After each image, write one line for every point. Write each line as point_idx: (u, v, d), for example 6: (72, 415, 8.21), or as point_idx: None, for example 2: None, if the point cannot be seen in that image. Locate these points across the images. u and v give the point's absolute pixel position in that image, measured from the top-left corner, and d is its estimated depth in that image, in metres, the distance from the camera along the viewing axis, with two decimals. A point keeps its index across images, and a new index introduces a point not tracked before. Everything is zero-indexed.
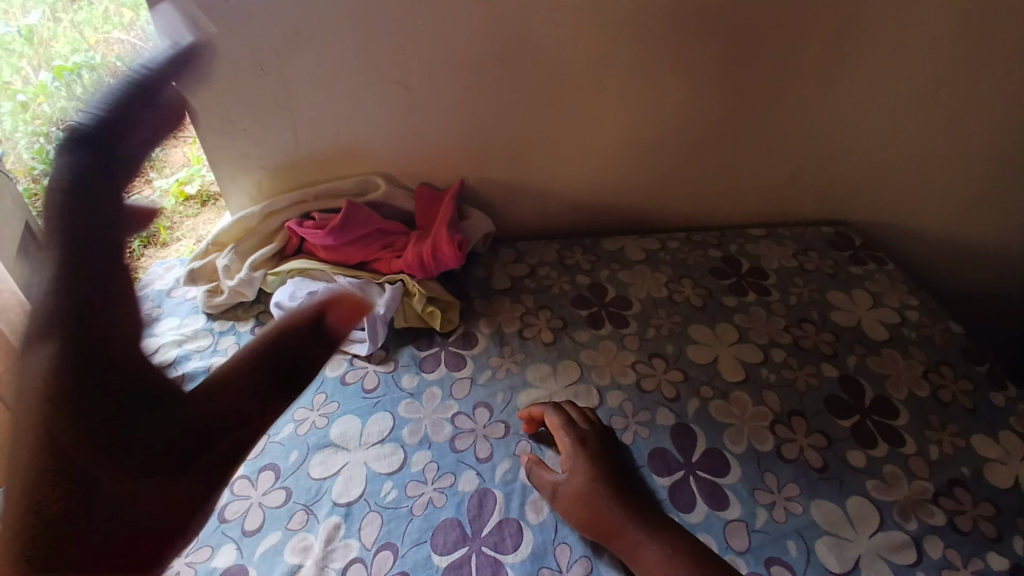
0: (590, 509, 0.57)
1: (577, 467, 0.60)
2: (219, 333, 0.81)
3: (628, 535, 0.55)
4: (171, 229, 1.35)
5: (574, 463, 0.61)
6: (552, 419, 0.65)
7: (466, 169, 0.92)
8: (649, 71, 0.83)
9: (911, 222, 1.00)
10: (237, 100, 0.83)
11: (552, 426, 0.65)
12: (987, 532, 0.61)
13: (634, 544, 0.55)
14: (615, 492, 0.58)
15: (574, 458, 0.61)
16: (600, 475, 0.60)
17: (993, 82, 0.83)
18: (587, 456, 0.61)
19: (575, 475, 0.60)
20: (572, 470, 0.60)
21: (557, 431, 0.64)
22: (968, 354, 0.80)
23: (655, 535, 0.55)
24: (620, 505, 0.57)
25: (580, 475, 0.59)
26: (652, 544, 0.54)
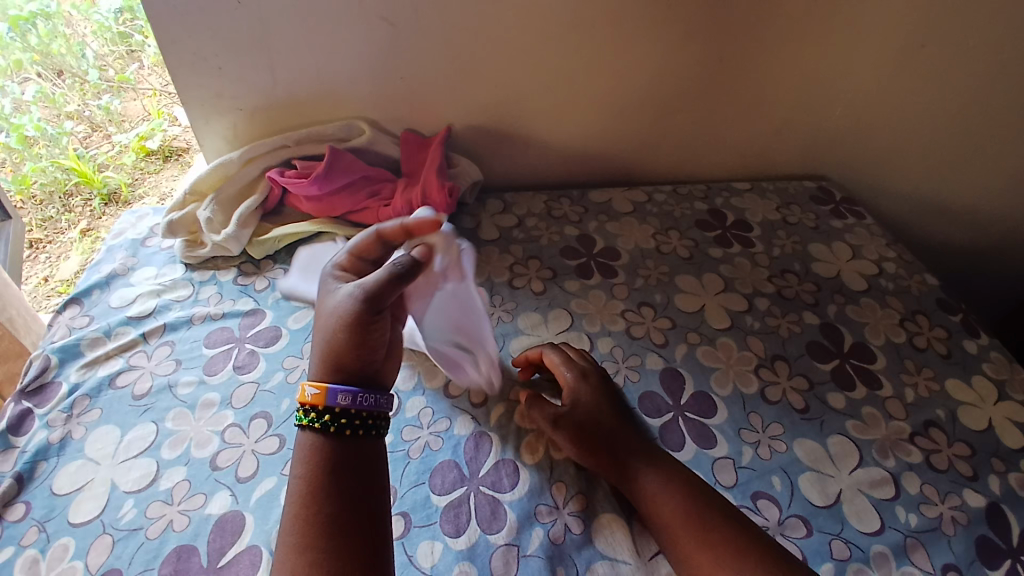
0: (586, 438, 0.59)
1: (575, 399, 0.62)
2: (200, 283, 0.78)
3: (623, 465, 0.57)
4: (134, 185, 1.29)
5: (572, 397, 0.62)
6: (551, 356, 0.66)
7: (453, 115, 0.90)
8: (642, 15, 0.81)
9: (890, 177, 1.02)
10: (210, 35, 0.79)
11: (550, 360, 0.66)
12: (963, 471, 0.65)
13: (635, 473, 0.56)
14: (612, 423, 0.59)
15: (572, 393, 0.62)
16: (600, 407, 0.61)
17: (979, 38, 0.84)
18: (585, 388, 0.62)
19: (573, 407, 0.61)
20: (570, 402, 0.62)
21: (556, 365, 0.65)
22: (943, 304, 0.83)
23: (655, 463, 0.56)
24: (620, 436, 0.59)
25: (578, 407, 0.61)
26: (646, 474, 0.56)
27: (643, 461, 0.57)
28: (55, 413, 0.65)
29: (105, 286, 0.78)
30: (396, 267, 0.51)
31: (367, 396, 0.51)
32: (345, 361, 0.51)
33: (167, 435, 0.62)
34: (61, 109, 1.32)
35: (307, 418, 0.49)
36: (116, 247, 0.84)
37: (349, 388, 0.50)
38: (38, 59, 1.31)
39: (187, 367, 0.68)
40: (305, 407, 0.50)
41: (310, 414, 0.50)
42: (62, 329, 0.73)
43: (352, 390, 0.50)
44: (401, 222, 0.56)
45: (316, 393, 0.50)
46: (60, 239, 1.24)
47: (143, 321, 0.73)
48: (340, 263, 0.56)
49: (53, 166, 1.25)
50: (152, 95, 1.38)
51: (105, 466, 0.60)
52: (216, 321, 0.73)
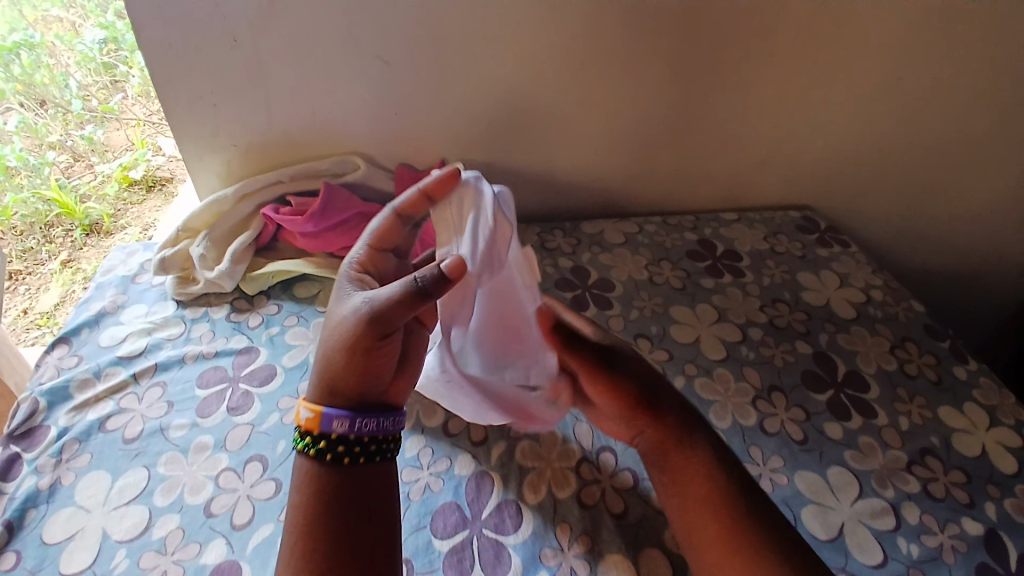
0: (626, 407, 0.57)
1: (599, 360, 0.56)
2: (192, 321, 0.77)
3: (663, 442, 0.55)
4: (115, 217, 1.29)
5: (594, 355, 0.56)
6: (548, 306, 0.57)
7: (447, 150, 0.91)
8: (632, 55, 0.83)
9: (872, 207, 1.04)
10: (207, 73, 0.79)
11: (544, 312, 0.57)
12: (961, 498, 0.65)
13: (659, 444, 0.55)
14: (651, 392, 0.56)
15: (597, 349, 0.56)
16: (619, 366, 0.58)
17: (951, 76, 0.87)
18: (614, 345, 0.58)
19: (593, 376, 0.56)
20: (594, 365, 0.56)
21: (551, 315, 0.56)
22: (931, 331, 0.85)
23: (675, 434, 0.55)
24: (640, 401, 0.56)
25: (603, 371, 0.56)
26: (685, 456, 0.54)
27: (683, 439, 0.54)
28: (44, 458, 0.62)
29: (94, 325, 0.76)
30: (411, 288, 0.46)
31: (368, 420, 0.49)
32: (347, 381, 0.49)
33: (160, 481, 0.60)
34: (44, 139, 1.25)
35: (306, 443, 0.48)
36: (106, 284, 0.82)
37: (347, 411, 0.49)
38: (20, 90, 1.19)
39: (180, 409, 0.67)
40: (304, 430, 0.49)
41: (305, 440, 0.48)
42: (51, 369, 0.71)
43: (348, 415, 0.48)
44: (419, 189, 0.53)
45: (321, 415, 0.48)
46: (39, 270, 1.21)
47: (134, 361, 0.72)
48: (361, 259, 0.53)
49: (34, 197, 1.20)
50: (137, 124, 1.34)
51: (96, 513, 0.58)
52: (209, 361, 0.72)
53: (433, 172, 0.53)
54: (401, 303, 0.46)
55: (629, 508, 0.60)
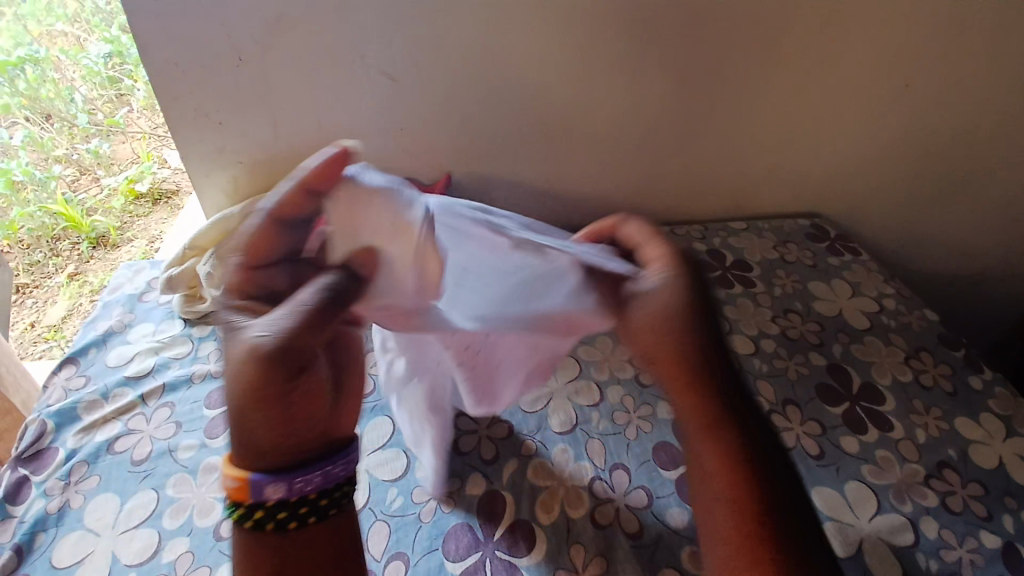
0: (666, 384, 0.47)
1: (666, 320, 0.46)
2: (199, 339, 0.77)
3: (699, 430, 0.45)
4: (122, 229, 1.28)
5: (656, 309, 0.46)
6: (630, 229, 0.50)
7: (453, 164, 0.90)
8: (636, 66, 0.83)
9: (882, 215, 1.03)
10: (213, 90, 0.80)
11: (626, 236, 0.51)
12: (978, 511, 0.64)
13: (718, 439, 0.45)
14: (713, 375, 0.46)
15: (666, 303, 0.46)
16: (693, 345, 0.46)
17: (960, 82, 0.86)
18: (695, 319, 0.46)
19: (638, 329, 0.47)
20: (653, 318, 0.46)
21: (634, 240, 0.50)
22: (945, 340, 0.84)
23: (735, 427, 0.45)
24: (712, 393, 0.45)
25: (654, 327, 0.46)
26: (718, 442, 0.44)
27: (722, 431, 0.45)
28: (52, 480, 0.62)
29: (101, 344, 0.77)
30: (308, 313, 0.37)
31: (295, 480, 0.42)
32: (273, 438, 0.41)
33: (169, 503, 0.60)
34: (50, 153, 1.25)
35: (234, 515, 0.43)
36: (112, 303, 0.83)
37: (269, 475, 0.42)
38: (26, 105, 1.20)
39: (188, 429, 0.67)
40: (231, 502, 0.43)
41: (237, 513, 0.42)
42: (57, 391, 0.72)
43: (284, 481, 0.42)
44: (297, 182, 0.40)
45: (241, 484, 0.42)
46: (46, 283, 1.22)
47: (141, 381, 0.72)
48: (232, 285, 0.41)
49: (41, 212, 1.20)
50: (142, 138, 1.34)
51: (105, 537, 0.58)
52: (217, 380, 0.72)
53: (312, 159, 0.40)
54: (313, 326, 0.37)
55: (644, 527, 0.59)
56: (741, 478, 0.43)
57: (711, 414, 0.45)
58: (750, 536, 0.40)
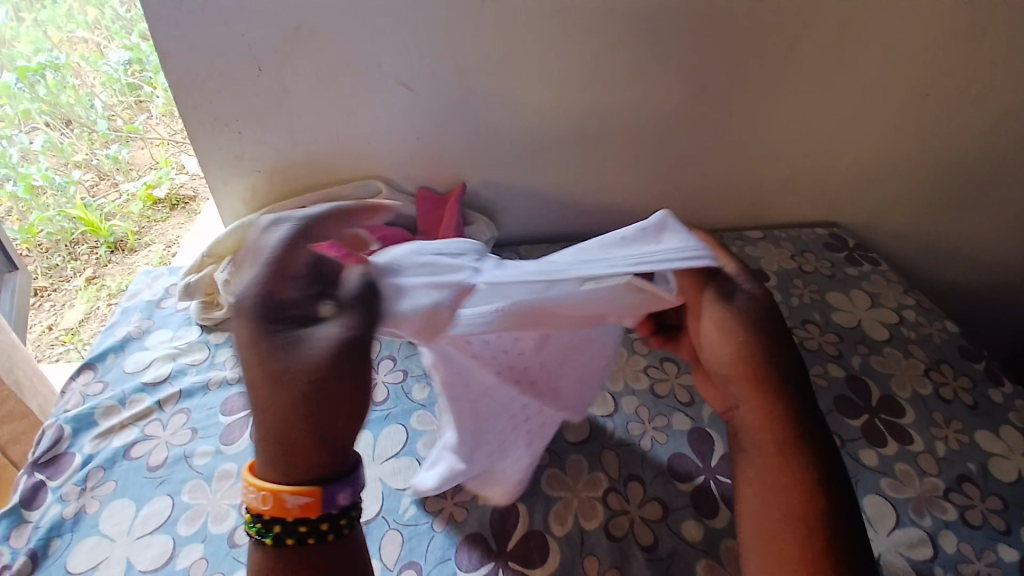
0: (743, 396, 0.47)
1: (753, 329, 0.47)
2: (216, 346, 0.79)
3: (772, 446, 0.45)
4: (140, 234, 1.28)
5: (744, 316, 0.47)
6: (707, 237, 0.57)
7: (467, 172, 0.91)
8: (651, 75, 0.82)
9: (903, 225, 1.02)
10: (232, 99, 0.81)
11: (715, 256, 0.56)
12: (998, 526, 0.63)
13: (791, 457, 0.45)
14: (792, 392, 0.46)
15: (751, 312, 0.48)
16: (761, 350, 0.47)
17: (983, 91, 0.85)
18: (777, 334, 0.47)
19: (720, 335, 0.48)
20: (737, 325, 0.47)
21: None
22: (965, 352, 0.82)
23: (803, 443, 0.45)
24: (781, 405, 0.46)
25: (740, 335, 0.47)
26: (791, 461, 0.44)
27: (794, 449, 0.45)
28: (69, 486, 0.65)
29: (119, 350, 0.79)
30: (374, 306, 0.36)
31: (343, 494, 0.37)
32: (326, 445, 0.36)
33: (183, 510, 0.61)
34: (70, 158, 1.27)
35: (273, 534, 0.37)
36: (131, 308, 0.85)
37: (329, 490, 0.36)
38: (47, 110, 1.23)
39: (203, 436, 0.68)
40: (267, 519, 0.37)
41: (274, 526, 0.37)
42: (76, 396, 0.74)
43: (351, 485, 0.38)
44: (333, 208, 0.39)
45: (292, 505, 0.36)
46: (64, 287, 1.22)
47: (159, 388, 0.74)
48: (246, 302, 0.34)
49: (59, 216, 1.22)
50: (161, 143, 1.36)
51: (120, 542, 0.59)
52: (233, 387, 0.74)
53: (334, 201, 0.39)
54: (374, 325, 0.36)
55: (659, 540, 0.58)
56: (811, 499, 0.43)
57: (787, 430, 0.45)
58: (818, 560, 0.40)
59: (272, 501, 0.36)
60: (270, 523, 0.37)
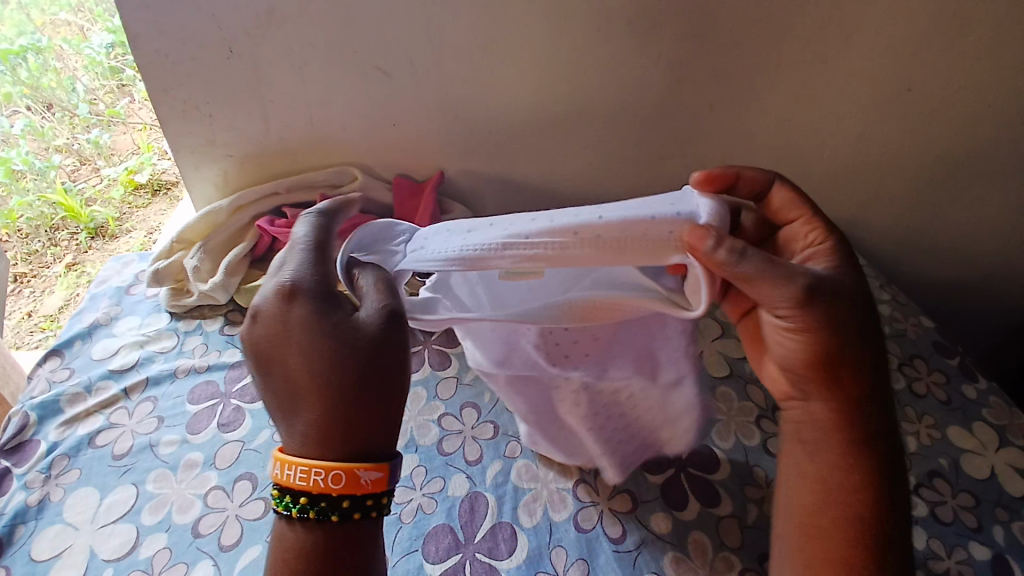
0: (822, 391, 0.48)
1: (838, 327, 0.45)
2: (185, 333, 0.78)
3: (841, 440, 0.48)
4: (121, 220, 1.26)
5: (832, 318, 0.45)
6: (782, 196, 0.53)
7: (446, 160, 0.90)
8: (632, 65, 0.82)
9: (883, 219, 1.02)
10: (202, 83, 0.79)
11: (807, 232, 0.51)
12: (969, 522, 0.64)
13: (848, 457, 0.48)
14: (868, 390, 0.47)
15: (842, 311, 0.45)
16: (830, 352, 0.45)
17: (965, 87, 0.85)
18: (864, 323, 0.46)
19: (812, 334, 0.45)
20: (835, 328, 0.45)
21: (787, 213, 0.53)
22: (941, 348, 0.83)
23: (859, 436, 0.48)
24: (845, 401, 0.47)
25: (825, 341, 0.45)
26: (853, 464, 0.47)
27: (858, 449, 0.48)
28: (33, 473, 0.64)
29: (87, 337, 0.78)
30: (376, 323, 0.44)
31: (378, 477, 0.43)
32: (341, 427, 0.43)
33: (148, 498, 0.61)
34: (50, 142, 1.22)
35: (311, 510, 0.43)
36: (100, 295, 0.84)
37: (366, 471, 0.43)
38: (28, 93, 1.20)
39: (170, 424, 0.68)
40: (309, 497, 0.43)
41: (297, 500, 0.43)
42: (42, 383, 0.73)
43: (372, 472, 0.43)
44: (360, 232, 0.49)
45: (335, 482, 0.42)
46: (44, 273, 1.19)
47: (126, 375, 0.73)
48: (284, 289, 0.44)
49: (40, 201, 1.18)
50: (142, 129, 1.31)
51: (84, 531, 0.59)
52: (201, 375, 0.73)
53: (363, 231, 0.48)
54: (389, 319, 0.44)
55: (628, 532, 0.59)
56: (873, 497, 0.47)
57: (855, 431, 0.48)
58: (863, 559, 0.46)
59: (314, 478, 0.42)
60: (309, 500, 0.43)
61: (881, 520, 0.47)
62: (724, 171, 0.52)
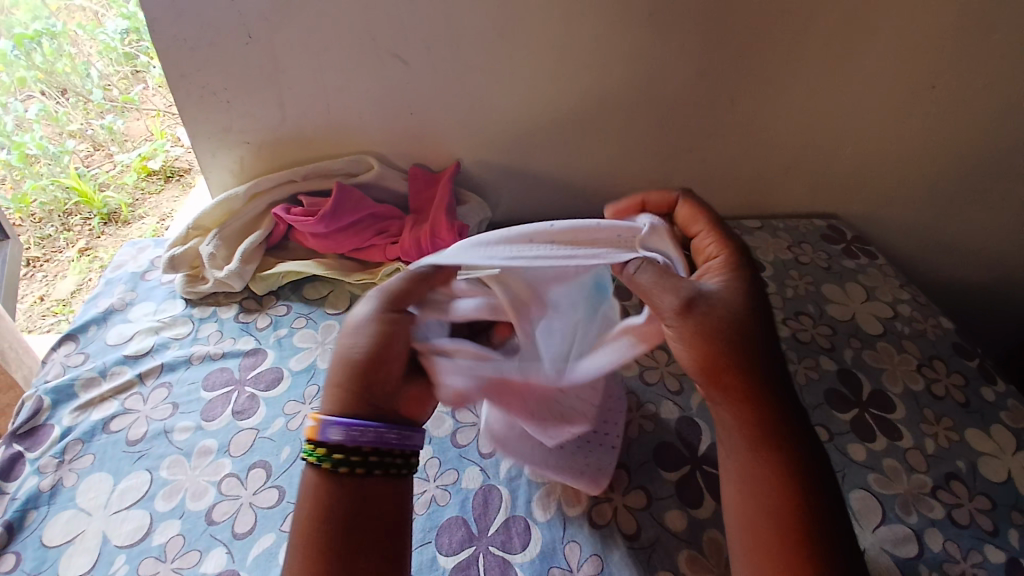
0: (718, 398, 0.50)
1: (715, 326, 0.48)
2: (200, 320, 0.78)
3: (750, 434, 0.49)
4: (133, 206, 1.24)
5: (710, 321, 0.48)
6: (687, 209, 0.58)
7: (462, 151, 0.89)
8: (653, 57, 0.80)
9: (902, 218, 1.00)
10: (219, 69, 0.79)
11: (704, 244, 0.55)
12: (984, 525, 0.62)
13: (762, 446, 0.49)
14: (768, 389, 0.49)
15: (718, 316, 0.49)
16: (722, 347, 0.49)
17: (994, 84, 0.83)
18: (743, 335, 0.49)
19: (689, 344, 0.49)
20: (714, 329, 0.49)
21: (692, 227, 0.57)
22: (960, 349, 0.81)
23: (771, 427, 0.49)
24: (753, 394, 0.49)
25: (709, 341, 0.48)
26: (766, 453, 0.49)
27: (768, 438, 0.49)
28: (47, 458, 0.64)
29: (102, 322, 0.78)
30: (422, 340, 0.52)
31: (336, 431, 0.48)
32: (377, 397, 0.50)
33: (162, 485, 0.61)
34: (64, 127, 1.23)
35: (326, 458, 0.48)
36: (115, 280, 0.84)
37: (360, 427, 0.48)
38: (42, 78, 1.19)
39: (185, 411, 0.68)
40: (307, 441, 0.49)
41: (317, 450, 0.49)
42: (57, 367, 0.73)
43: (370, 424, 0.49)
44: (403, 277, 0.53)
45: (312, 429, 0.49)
46: (57, 257, 1.19)
47: (140, 360, 0.73)
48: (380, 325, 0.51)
49: (53, 185, 1.19)
50: (156, 115, 1.30)
51: (97, 516, 0.59)
52: (216, 362, 0.73)
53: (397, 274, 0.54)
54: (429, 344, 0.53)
55: (642, 529, 0.58)
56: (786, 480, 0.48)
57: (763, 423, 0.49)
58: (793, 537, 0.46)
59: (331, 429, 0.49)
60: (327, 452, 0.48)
61: (795, 512, 0.46)
62: (629, 202, 0.59)
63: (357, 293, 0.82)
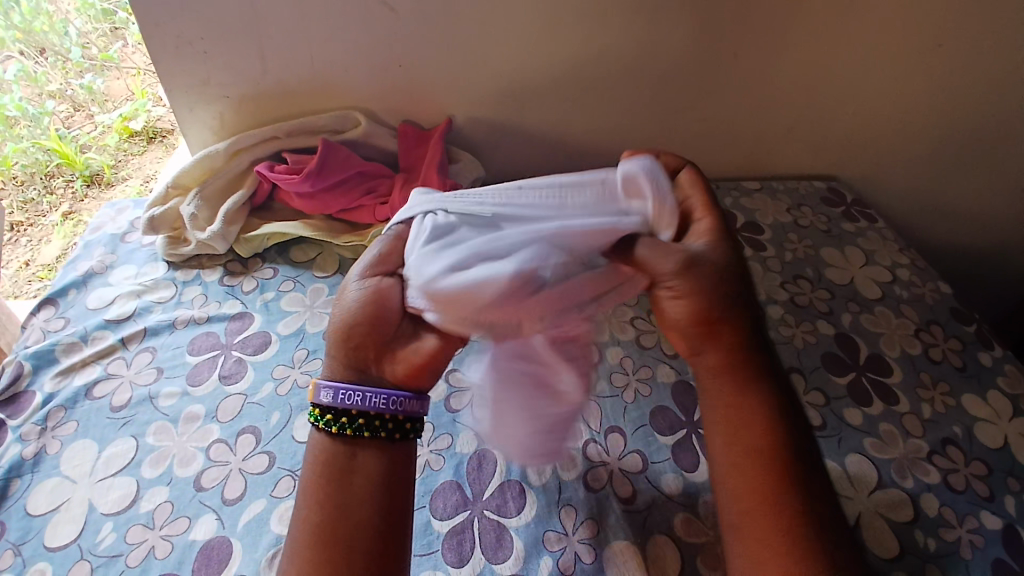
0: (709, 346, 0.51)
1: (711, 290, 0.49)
2: (183, 283, 0.76)
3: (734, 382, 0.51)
4: (117, 168, 1.20)
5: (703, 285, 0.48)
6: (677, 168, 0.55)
7: (454, 107, 0.85)
8: (655, 7, 0.76)
9: (904, 180, 0.98)
10: (195, 17, 0.74)
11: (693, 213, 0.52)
12: (981, 491, 0.63)
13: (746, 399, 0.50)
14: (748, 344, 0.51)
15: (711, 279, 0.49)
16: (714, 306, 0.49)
17: (1009, 39, 0.79)
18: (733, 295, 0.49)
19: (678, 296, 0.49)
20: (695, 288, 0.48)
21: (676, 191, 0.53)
22: (958, 313, 0.81)
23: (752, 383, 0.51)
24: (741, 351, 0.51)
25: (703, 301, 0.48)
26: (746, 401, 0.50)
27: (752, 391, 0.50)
28: (29, 425, 0.62)
29: (81, 285, 0.76)
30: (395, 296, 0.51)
31: (356, 396, 0.49)
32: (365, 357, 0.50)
33: (149, 451, 0.60)
34: (44, 88, 1.15)
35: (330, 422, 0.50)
36: (94, 242, 0.81)
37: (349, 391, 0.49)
38: (20, 38, 1.11)
39: (170, 376, 0.66)
40: (319, 408, 0.50)
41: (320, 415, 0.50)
42: (36, 332, 0.71)
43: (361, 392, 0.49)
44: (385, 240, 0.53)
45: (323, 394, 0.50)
46: (41, 222, 1.13)
47: (122, 325, 0.71)
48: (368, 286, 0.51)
49: (34, 147, 1.12)
50: (137, 73, 1.22)
51: (82, 484, 0.58)
52: (201, 326, 0.71)
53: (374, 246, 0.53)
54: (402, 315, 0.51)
55: (638, 493, 0.58)
56: (766, 426, 0.49)
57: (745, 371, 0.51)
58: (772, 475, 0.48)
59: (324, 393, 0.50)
60: (320, 412, 0.50)
61: (766, 456, 0.48)
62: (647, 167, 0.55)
63: (346, 255, 0.79)
